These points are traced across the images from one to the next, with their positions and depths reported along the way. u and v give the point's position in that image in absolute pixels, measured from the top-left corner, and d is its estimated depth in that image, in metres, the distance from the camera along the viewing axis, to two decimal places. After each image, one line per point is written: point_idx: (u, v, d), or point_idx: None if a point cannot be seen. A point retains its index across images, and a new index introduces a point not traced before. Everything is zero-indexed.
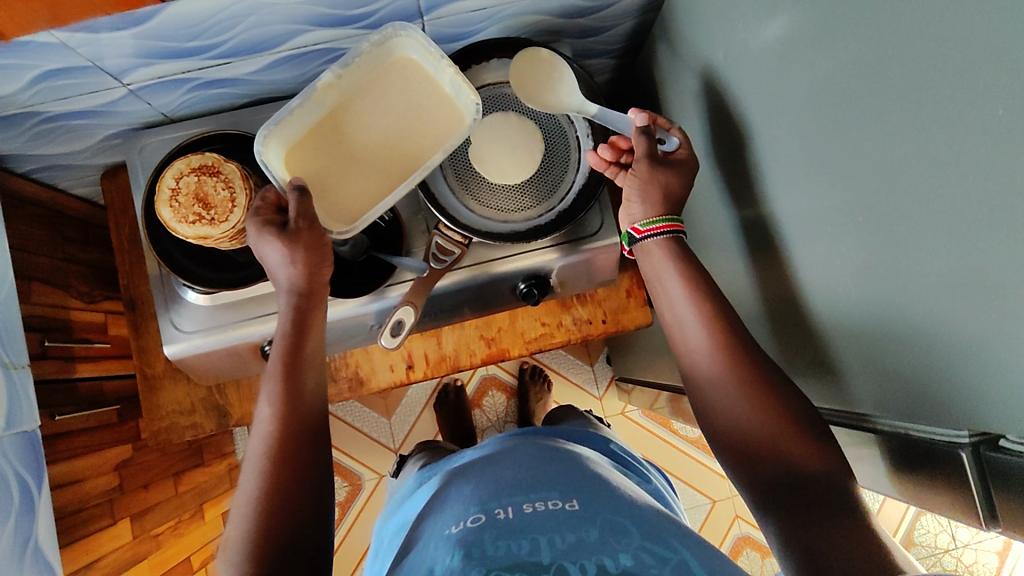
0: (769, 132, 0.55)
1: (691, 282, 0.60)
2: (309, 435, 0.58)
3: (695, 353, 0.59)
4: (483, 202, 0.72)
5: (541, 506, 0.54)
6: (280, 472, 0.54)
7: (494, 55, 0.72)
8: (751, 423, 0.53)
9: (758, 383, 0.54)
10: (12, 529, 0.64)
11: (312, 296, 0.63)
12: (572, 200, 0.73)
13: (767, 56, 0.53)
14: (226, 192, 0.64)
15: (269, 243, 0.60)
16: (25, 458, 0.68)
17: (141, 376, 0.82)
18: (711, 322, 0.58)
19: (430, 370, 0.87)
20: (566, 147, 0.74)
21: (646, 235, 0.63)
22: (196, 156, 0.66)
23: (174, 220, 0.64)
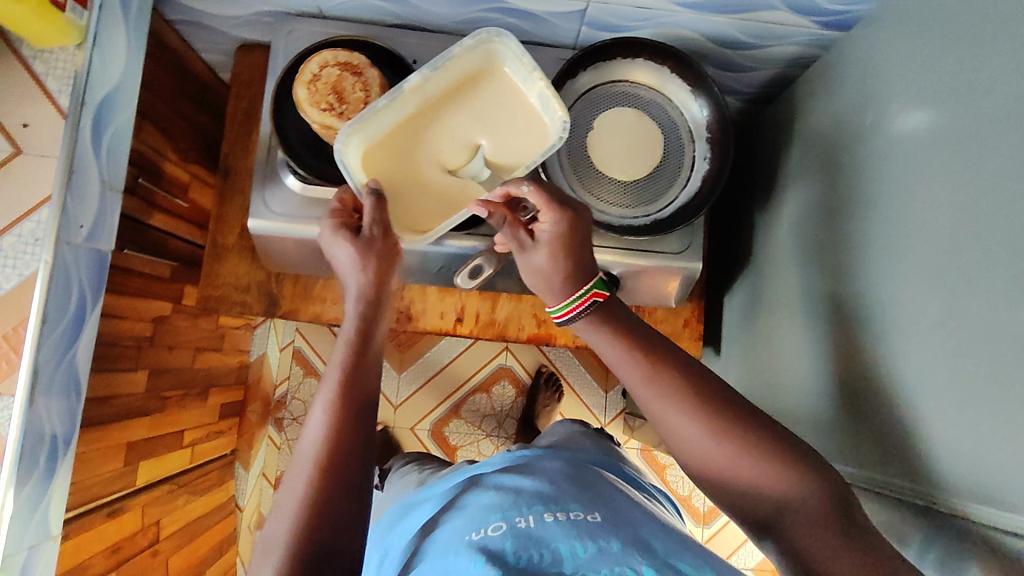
0: (896, 210, 0.58)
1: (632, 347, 0.60)
2: (364, 432, 0.56)
3: (660, 416, 0.57)
4: (586, 187, 0.73)
5: (563, 516, 0.55)
6: (332, 482, 0.52)
7: (642, 55, 0.73)
8: (725, 462, 0.54)
9: (738, 420, 0.54)
10: (59, 334, 0.66)
11: (385, 296, 0.63)
12: (670, 213, 0.73)
13: (925, 141, 0.54)
14: (362, 94, 0.67)
15: (343, 246, 0.63)
16: (90, 276, 0.70)
17: (210, 243, 0.84)
18: (676, 393, 0.56)
19: (476, 330, 0.88)
20: (679, 163, 0.75)
21: (569, 317, 0.64)
22: (344, 52, 0.68)
23: (306, 102, 0.66)
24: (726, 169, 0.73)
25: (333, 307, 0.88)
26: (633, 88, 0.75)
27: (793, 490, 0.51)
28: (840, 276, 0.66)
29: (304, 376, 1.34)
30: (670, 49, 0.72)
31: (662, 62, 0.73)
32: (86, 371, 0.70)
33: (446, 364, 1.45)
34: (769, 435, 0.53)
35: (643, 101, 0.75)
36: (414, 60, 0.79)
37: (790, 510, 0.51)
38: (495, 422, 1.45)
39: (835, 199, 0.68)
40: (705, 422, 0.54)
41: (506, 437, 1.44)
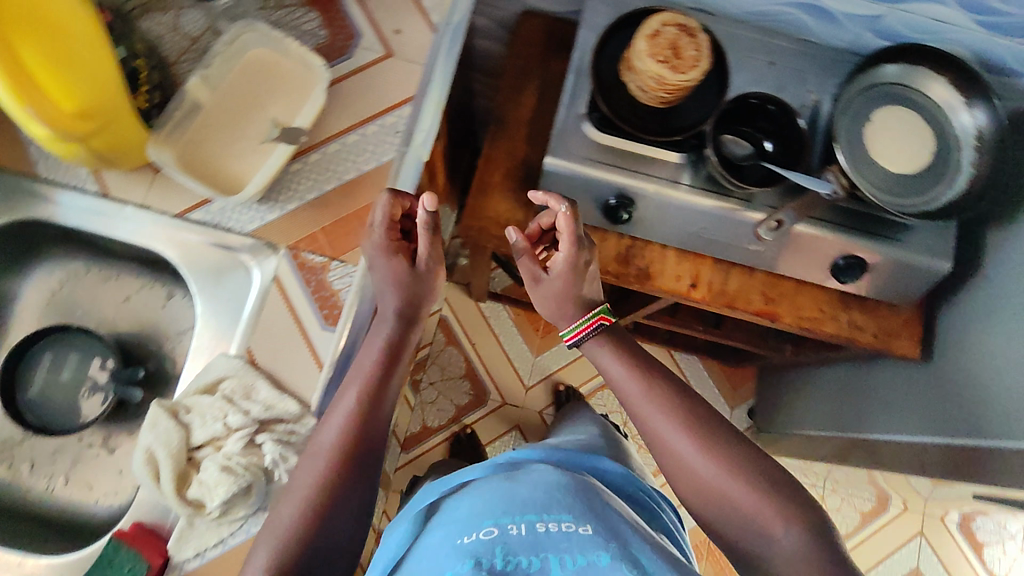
0: None
1: (695, 430, 0.69)
2: (380, 413, 0.59)
3: (658, 435, 0.71)
4: (866, 177, 0.79)
5: (552, 526, 0.54)
6: (338, 487, 0.54)
7: (898, 60, 0.81)
8: (711, 478, 0.66)
9: (691, 423, 0.69)
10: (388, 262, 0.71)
11: (418, 309, 0.64)
12: (937, 205, 0.79)
13: None
14: (696, 53, 0.74)
15: (388, 263, 0.63)
16: None
17: (478, 180, 0.90)
18: (698, 436, 0.68)
19: (708, 297, 0.90)
20: (945, 164, 0.80)
21: (571, 337, 0.78)
22: (683, 17, 0.75)
23: (644, 52, 0.74)
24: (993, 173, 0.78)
25: None
26: (909, 93, 0.82)
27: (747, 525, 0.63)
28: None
29: (445, 345, 1.45)
30: (930, 50, 0.80)
31: (919, 62, 0.81)
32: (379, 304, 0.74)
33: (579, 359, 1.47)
34: (683, 416, 0.70)
35: (921, 107, 0.82)
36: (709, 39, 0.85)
37: (774, 542, 0.62)
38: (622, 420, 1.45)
39: None
40: (699, 443, 0.68)
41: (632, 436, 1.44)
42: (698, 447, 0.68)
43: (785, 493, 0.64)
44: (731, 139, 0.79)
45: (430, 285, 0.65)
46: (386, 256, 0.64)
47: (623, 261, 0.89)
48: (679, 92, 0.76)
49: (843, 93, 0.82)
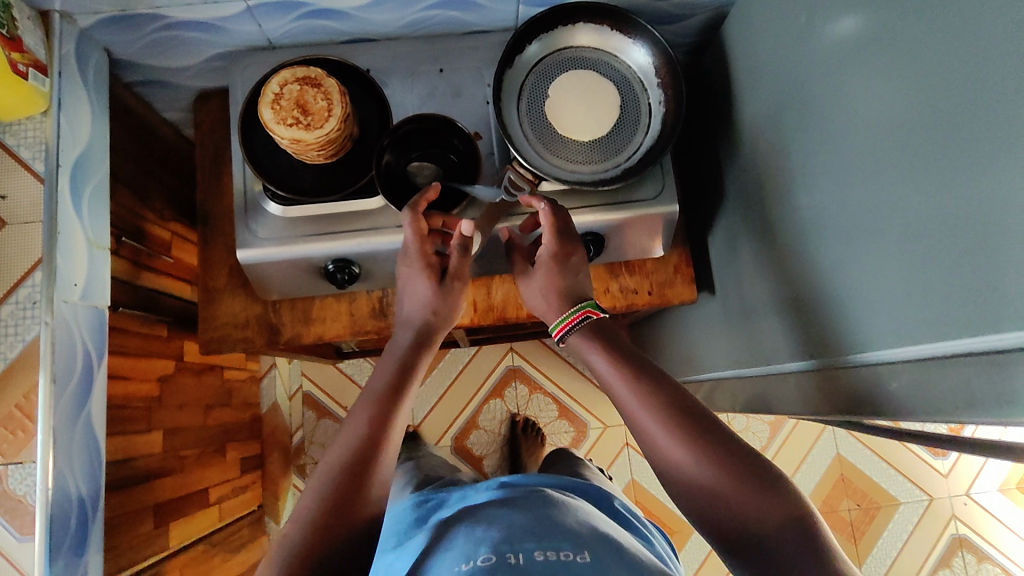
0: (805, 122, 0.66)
1: (687, 414, 0.62)
2: (392, 434, 0.68)
3: (649, 432, 0.63)
4: (554, 153, 0.77)
5: (549, 555, 0.61)
6: (347, 499, 0.61)
7: (556, 23, 0.76)
8: (705, 473, 0.59)
9: (677, 419, 0.62)
10: (81, 434, 0.68)
11: (429, 336, 0.77)
12: (637, 159, 0.77)
13: (834, 53, 0.60)
14: (325, 102, 0.68)
15: (423, 283, 0.75)
16: (99, 354, 0.72)
17: (202, 288, 0.84)
18: (691, 428, 0.61)
19: (477, 318, 0.87)
20: (637, 112, 0.77)
21: (562, 332, 0.73)
22: (301, 68, 0.69)
23: (273, 121, 0.68)
24: (683, 108, 0.75)
25: (335, 324, 0.85)
26: (577, 52, 0.78)
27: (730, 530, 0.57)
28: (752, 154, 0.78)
29: (318, 420, 1.37)
30: (575, 6, 0.75)
31: (573, 20, 0.76)
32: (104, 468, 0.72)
33: (455, 382, 1.44)
34: (685, 416, 0.62)
35: (593, 62, 0.78)
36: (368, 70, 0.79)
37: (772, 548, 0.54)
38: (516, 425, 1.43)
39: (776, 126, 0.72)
40: (694, 437, 0.60)
41: None
42: (681, 442, 0.60)
43: (774, 489, 0.57)
44: (416, 167, 0.75)
45: (449, 313, 0.78)
46: (421, 271, 0.74)
47: (379, 314, 0.85)
48: (330, 146, 0.70)
49: (505, 78, 0.77)
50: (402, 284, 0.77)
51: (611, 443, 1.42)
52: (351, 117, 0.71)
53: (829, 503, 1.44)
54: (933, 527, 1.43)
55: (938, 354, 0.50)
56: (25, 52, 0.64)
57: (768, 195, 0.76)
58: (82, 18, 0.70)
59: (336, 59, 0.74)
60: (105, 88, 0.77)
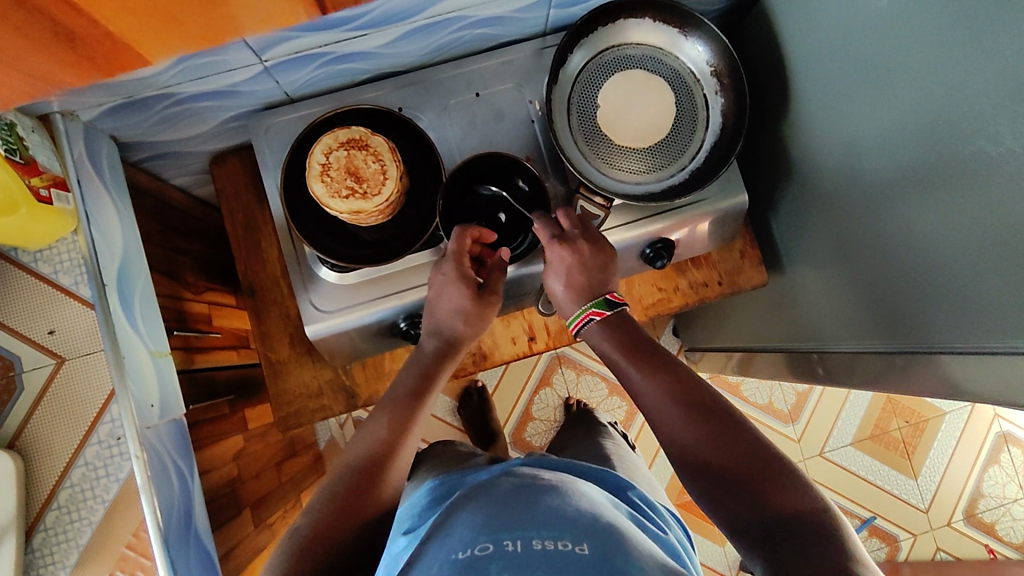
0: (879, 101, 0.61)
1: (686, 395, 0.59)
2: (396, 448, 0.65)
3: (649, 407, 0.61)
4: (615, 167, 0.73)
5: (549, 544, 0.50)
6: (356, 497, 0.59)
7: (596, 23, 0.70)
8: (698, 444, 0.56)
9: (684, 399, 0.59)
10: (195, 556, 0.66)
11: (456, 346, 0.73)
12: (703, 158, 0.73)
13: (910, 28, 0.55)
14: (377, 164, 0.63)
15: (457, 292, 0.69)
16: (189, 468, 0.68)
17: (266, 363, 0.79)
18: (687, 402, 0.59)
19: (552, 341, 0.84)
20: (694, 106, 0.73)
21: (578, 328, 0.69)
22: (342, 130, 0.63)
23: (326, 195, 0.62)
24: (745, 95, 0.71)
25: None
26: (621, 51, 0.72)
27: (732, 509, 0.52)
28: (810, 132, 0.74)
29: None
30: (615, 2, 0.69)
31: (615, 16, 0.70)
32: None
33: (502, 378, 1.43)
34: (693, 399, 0.59)
35: (640, 59, 0.72)
36: (400, 107, 0.73)
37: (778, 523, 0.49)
38: None
39: (837, 103, 0.67)
40: (692, 414, 0.58)
41: None
42: (686, 419, 0.58)
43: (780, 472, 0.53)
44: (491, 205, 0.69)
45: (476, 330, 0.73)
46: (458, 286, 0.69)
47: None
48: (389, 207, 0.65)
49: (552, 96, 0.71)
50: (429, 301, 0.71)
51: None
52: (403, 172, 0.66)
53: (881, 425, 1.48)
54: (978, 430, 1.49)
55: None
56: (42, 173, 0.60)
57: (828, 175, 0.73)
58: (86, 113, 0.63)
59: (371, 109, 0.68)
60: (121, 179, 0.70)
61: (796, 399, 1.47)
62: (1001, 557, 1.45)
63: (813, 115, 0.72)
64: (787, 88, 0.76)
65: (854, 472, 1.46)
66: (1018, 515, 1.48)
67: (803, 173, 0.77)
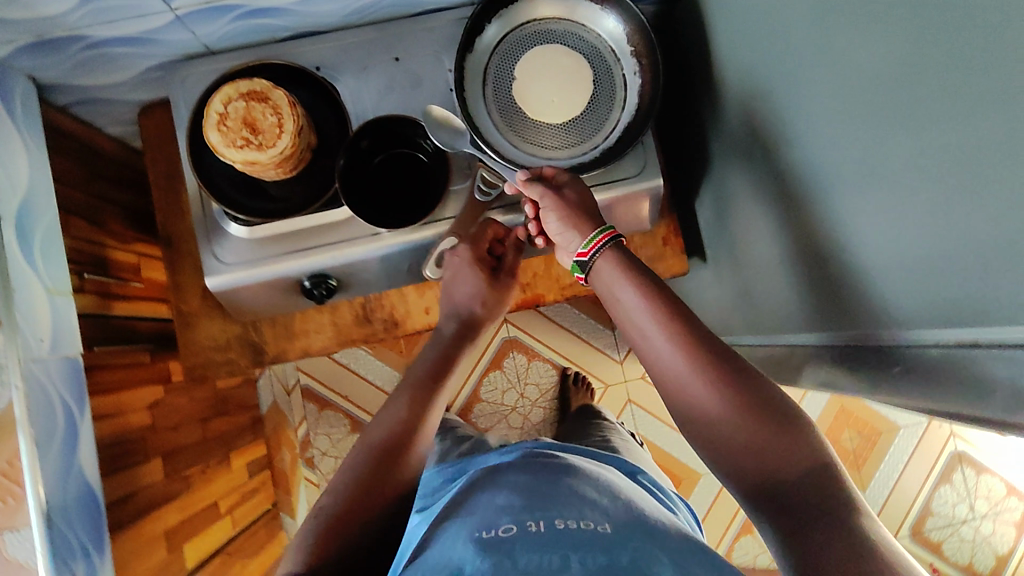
0: (779, 86, 0.61)
1: (707, 353, 0.54)
2: (421, 422, 0.65)
3: (664, 367, 0.56)
4: (527, 140, 0.72)
5: (573, 523, 0.50)
6: (379, 475, 0.59)
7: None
8: (722, 414, 0.53)
9: (708, 361, 0.54)
10: (74, 492, 0.67)
11: (472, 329, 0.78)
12: (617, 138, 0.72)
13: (803, 10, 0.54)
14: (275, 117, 0.63)
15: (477, 279, 0.76)
16: (79, 407, 0.69)
17: (176, 315, 0.81)
18: (709, 365, 0.54)
19: None
20: (613, 85, 0.72)
21: (590, 254, 0.63)
22: (244, 81, 0.64)
23: (222, 144, 0.62)
24: (662, 76, 0.70)
25: (319, 336, 0.85)
26: (541, 25, 0.72)
27: (760, 486, 0.50)
28: (729, 118, 0.73)
29: (320, 410, 1.38)
30: None
31: None
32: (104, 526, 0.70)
33: None
34: (720, 359, 0.54)
35: (560, 35, 0.72)
36: (318, 67, 0.73)
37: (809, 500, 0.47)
38: (517, 394, 1.44)
39: (750, 88, 0.66)
40: (710, 378, 0.53)
41: (532, 404, 1.44)
42: (704, 382, 0.53)
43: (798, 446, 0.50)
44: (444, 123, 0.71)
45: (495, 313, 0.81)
46: (474, 266, 0.75)
47: (363, 322, 0.85)
48: (288, 161, 0.65)
49: (467, 62, 0.71)
50: (451, 279, 0.77)
51: (612, 404, 1.44)
52: (305, 128, 0.66)
53: (832, 434, 1.47)
54: (933, 447, 1.47)
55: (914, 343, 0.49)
56: None
57: (744, 163, 0.72)
58: None
59: (283, 64, 0.69)
60: (35, 121, 0.71)
61: None
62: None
63: (731, 102, 0.71)
64: (710, 73, 0.75)
65: None
66: (967, 535, 1.46)
67: (726, 162, 0.77)
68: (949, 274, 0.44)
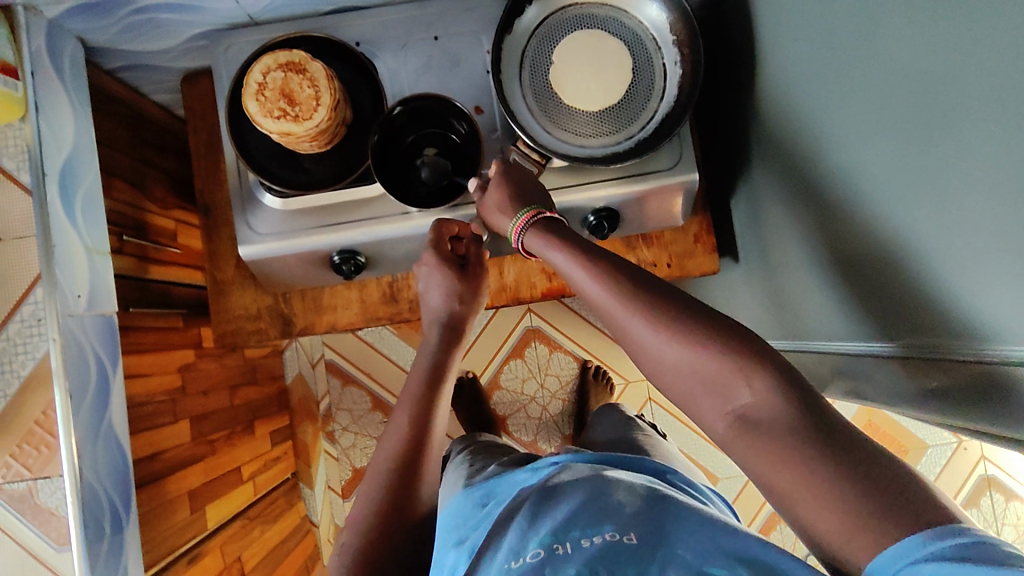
0: (824, 79, 0.58)
1: (652, 306, 0.50)
2: (419, 426, 0.69)
3: (617, 325, 0.52)
4: (561, 126, 0.71)
5: (598, 539, 0.49)
6: (394, 504, 0.65)
7: None
8: (677, 362, 0.48)
9: (655, 311, 0.50)
10: (103, 447, 0.68)
11: (461, 326, 0.77)
12: (653, 128, 0.71)
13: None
14: (312, 90, 0.63)
15: (446, 278, 0.74)
16: (113, 365, 0.72)
17: (211, 282, 0.82)
18: (660, 318, 0.49)
19: (490, 299, 0.88)
20: (652, 74, 0.71)
21: (520, 230, 0.64)
22: (284, 53, 0.64)
23: (259, 114, 0.63)
24: (703, 65, 0.68)
25: (347, 312, 0.85)
26: (580, 10, 0.71)
27: (811, 483, 0.40)
28: (770, 111, 0.71)
29: (343, 386, 1.40)
30: None
31: None
32: (131, 486, 0.71)
33: (476, 344, 1.43)
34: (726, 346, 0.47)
35: (600, 20, 0.71)
36: (358, 42, 0.74)
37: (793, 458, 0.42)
38: (537, 384, 1.44)
39: (793, 80, 0.64)
40: (664, 329, 0.49)
41: (552, 396, 1.43)
42: (659, 334, 0.49)
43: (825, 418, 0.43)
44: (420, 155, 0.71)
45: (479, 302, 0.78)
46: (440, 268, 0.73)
47: (389, 301, 0.85)
48: (322, 135, 0.66)
49: (505, 45, 0.70)
50: (421, 277, 0.76)
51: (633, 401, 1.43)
52: (341, 103, 0.66)
53: None
54: (962, 468, 1.42)
55: (957, 355, 0.49)
56: None
57: (783, 158, 0.70)
58: (49, 10, 0.65)
59: (325, 38, 0.70)
60: (84, 84, 0.73)
61: None
62: None
63: (771, 96, 0.69)
64: (752, 63, 0.73)
65: None
66: None
67: (764, 159, 0.75)
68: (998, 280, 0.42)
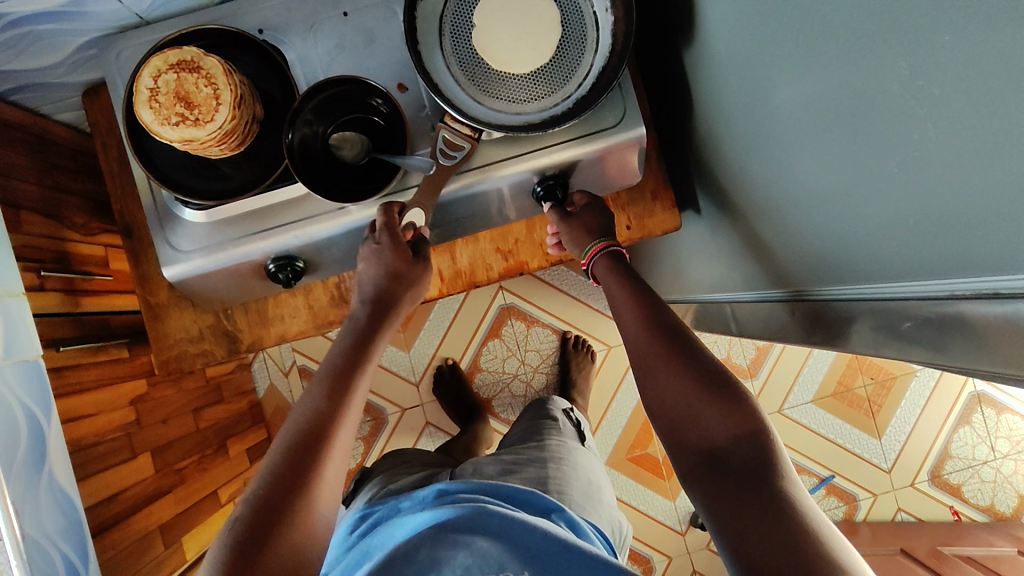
0: (764, 11, 0.54)
1: (671, 353, 0.57)
2: (341, 408, 0.61)
3: (637, 353, 0.59)
4: (493, 93, 0.65)
5: None
6: (296, 468, 0.55)
7: None
8: (678, 390, 0.55)
9: (667, 349, 0.57)
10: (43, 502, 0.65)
11: (389, 306, 0.71)
12: (591, 85, 0.65)
13: None
14: (209, 88, 0.57)
15: (392, 263, 0.68)
16: (42, 412, 0.67)
17: (145, 307, 0.77)
18: (656, 335, 0.59)
19: (445, 287, 0.84)
20: (583, 25, 0.65)
21: (590, 261, 0.71)
22: (173, 50, 0.58)
23: (156, 123, 0.57)
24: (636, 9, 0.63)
25: (295, 321, 0.82)
26: None
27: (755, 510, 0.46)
28: (711, 55, 0.66)
29: None
30: None
31: None
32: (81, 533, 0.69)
33: (450, 330, 1.39)
34: (703, 378, 0.55)
35: None
36: (260, 29, 0.67)
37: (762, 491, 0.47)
38: (518, 361, 1.41)
39: (732, 18, 0.59)
40: (671, 358, 0.57)
41: (534, 370, 1.40)
42: (667, 363, 0.57)
43: (773, 496, 0.46)
44: (339, 140, 0.66)
45: (416, 290, 0.73)
46: (388, 259, 0.68)
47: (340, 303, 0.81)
48: (229, 136, 0.60)
49: (420, 10, 0.63)
50: (366, 271, 0.70)
51: (616, 366, 1.41)
52: (244, 98, 0.60)
53: (844, 383, 1.42)
54: (950, 390, 1.43)
55: (933, 294, 0.45)
56: None
57: (730, 103, 0.65)
58: None
59: (219, 28, 0.64)
60: None
61: (756, 354, 1.40)
62: (965, 518, 1.41)
63: (713, 37, 0.64)
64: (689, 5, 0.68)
65: (815, 430, 1.41)
66: (987, 477, 1.43)
67: (711, 106, 0.71)
68: (966, 208, 0.38)
